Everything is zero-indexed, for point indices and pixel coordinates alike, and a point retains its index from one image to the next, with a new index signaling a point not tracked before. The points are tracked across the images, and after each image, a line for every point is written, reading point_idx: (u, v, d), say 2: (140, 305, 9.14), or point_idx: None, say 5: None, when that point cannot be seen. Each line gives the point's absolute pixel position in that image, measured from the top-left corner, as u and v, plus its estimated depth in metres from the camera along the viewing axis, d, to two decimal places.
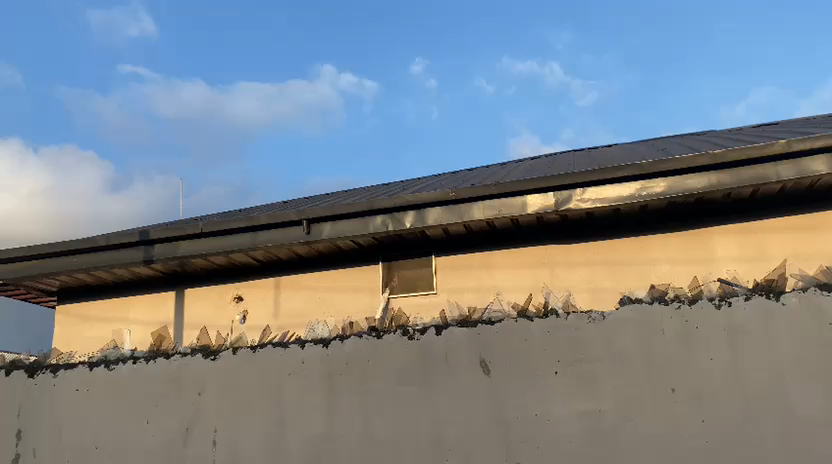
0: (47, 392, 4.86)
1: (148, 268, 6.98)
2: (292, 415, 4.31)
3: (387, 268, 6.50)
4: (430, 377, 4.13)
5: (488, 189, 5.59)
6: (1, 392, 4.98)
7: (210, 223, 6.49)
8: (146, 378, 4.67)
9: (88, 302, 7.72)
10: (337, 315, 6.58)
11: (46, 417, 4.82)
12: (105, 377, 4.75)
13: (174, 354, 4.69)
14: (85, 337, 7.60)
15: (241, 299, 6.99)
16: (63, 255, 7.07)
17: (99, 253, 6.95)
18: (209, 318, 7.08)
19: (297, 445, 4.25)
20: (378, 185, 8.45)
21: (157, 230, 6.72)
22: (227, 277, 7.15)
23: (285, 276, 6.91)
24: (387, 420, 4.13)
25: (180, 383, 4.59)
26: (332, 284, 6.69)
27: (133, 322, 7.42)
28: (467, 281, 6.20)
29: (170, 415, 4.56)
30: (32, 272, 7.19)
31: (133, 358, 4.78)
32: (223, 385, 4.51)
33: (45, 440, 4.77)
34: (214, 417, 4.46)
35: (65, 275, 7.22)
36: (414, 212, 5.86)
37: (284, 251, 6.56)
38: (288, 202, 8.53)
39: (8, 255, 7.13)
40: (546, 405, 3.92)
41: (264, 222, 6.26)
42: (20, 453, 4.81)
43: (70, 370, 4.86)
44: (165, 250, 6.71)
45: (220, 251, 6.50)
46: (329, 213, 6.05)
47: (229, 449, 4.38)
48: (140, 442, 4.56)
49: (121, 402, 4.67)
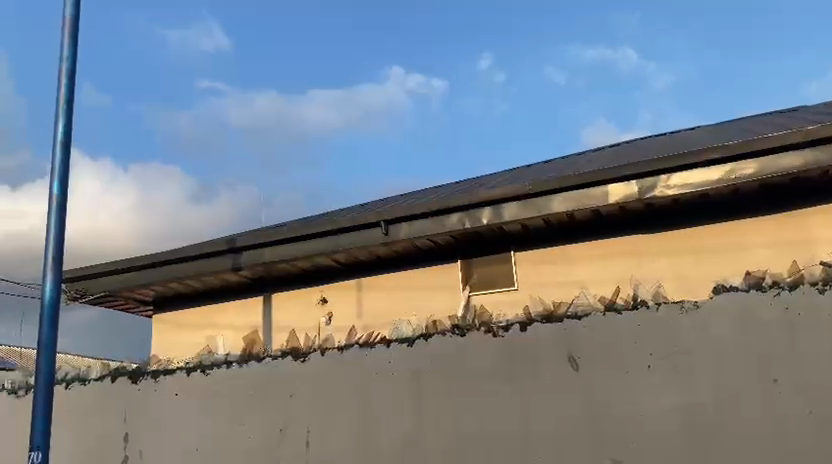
0: (149, 396, 5.08)
1: (235, 274, 7.23)
2: (382, 414, 4.34)
3: (467, 265, 6.49)
4: (517, 374, 4.06)
5: (567, 181, 5.48)
6: (108, 398, 5.25)
7: (292, 229, 6.65)
8: (239, 381, 4.80)
9: (182, 309, 8.06)
10: (419, 313, 6.63)
11: (150, 420, 5.03)
12: (202, 380, 4.92)
13: (265, 357, 4.80)
14: (182, 343, 7.95)
15: (325, 301, 7.15)
16: (157, 266, 7.41)
17: (189, 263, 7.23)
18: (296, 321, 7.27)
19: (388, 444, 4.29)
20: (454, 183, 8.46)
21: (242, 238, 6.94)
22: (310, 280, 7.32)
23: (366, 278, 7.00)
24: (476, 418, 4.11)
25: (271, 385, 4.69)
26: (412, 283, 6.73)
27: (225, 327, 7.71)
28: (550, 275, 6.11)
29: (265, 416, 4.67)
30: (130, 282, 7.57)
31: (227, 362, 4.93)
32: (312, 386, 4.57)
33: (150, 442, 4.99)
34: (305, 417, 4.55)
35: (160, 284, 7.56)
36: (492, 208, 5.80)
37: (364, 253, 6.64)
38: (367, 203, 8.66)
39: (108, 268, 7.53)
40: (639, 400, 3.79)
41: (344, 225, 6.36)
42: (128, 455, 5.06)
43: (169, 375, 5.06)
44: (252, 257, 6.91)
45: (303, 255, 6.65)
46: (407, 213, 6.08)
47: (322, 448, 4.46)
48: (238, 443, 4.71)
49: (218, 405, 4.83)
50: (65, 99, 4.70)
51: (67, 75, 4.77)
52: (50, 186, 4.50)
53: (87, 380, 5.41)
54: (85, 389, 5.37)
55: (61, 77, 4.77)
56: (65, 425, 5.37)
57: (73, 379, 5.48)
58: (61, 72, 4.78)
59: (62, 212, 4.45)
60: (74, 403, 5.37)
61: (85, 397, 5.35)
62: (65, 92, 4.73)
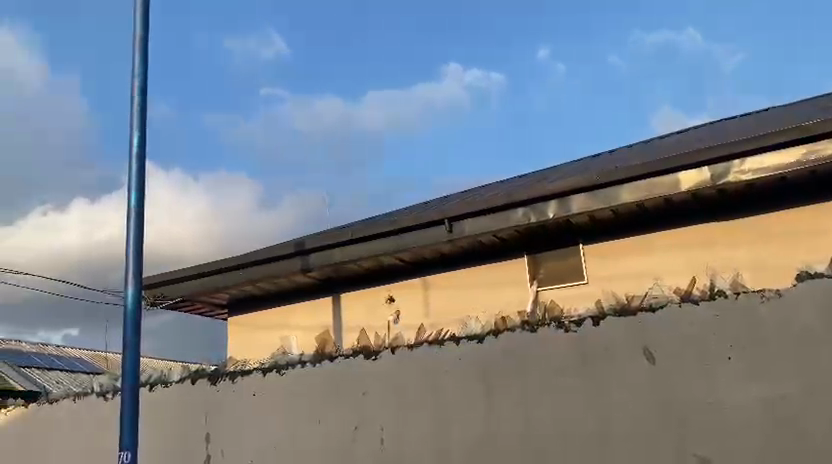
0: (228, 397, 5.20)
1: (304, 276, 7.38)
2: (455, 411, 4.32)
3: (534, 259, 6.41)
4: (591, 369, 3.98)
5: (635, 170, 5.34)
6: (190, 399, 5.42)
7: (358, 229, 6.73)
8: (312, 381, 4.87)
9: (255, 312, 8.28)
10: (488, 310, 6.60)
11: (229, 420, 5.14)
12: (277, 380, 5.01)
13: (337, 356, 4.88)
14: (256, 345, 8.17)
15: (393, 300, 7.20)
16: (229, 270, 7.64)
17: (260, 266, 7.41)
18: (365, 320, 7.36)
19: (462, 441, 4.27)
20: (518, 177, 8.38)
21: (310, 240, 7.07)
22: (377, 280, 7.39)
23: (433, 276, 7.02)
24: (550, 414, 4.04)
25: (344, 383, 4.72)
26: (480, 280, 6.71)
27: (297, 328, 7.87)
28: (620, 267, 5.98)
29: (339, 415, 4.70)
30: (205, 287, 7.83)
31: (301, 362, 5.02)
32: (385, 384, 4.58)
33: (230, 441, 5.09)
34: (378, 415, 4.56)
35: (233, 288, 7.79)
36: (557, 202, 5.72)
37: (430, 251, 6.65)
38: (430, 202, 8.69)
39: (184, 273, 7.82)
40: (720, 393, 3.65)
41: (408, 224, 6.39)
42: (210, 454, 5.18)
43: (246, 376, 5.16)
44: (320, 259, 7.03)
45: (370, 255, 6.72)
46: (470, 210, 6.06)
47: (397, 446, 4.46)
48: (315, 441, 4.74)
49: (293, 404, 4.88)
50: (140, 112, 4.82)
51: (138, 89, 4.91)
52: (129, 197, 4.61)
53: (169, 382, 5.61)
54: (167, 390, 5.57)
55: (133, 92, 4.90)
56: (149, 426, 5.56)
57: (156, 382, 5.69)
58: (133, 86, 4.92)
59: (139, 222, 4.59)
60: (157, 405, 5.56)
61: (168, 399, 5.52)
62: (137, 106, 4.86)
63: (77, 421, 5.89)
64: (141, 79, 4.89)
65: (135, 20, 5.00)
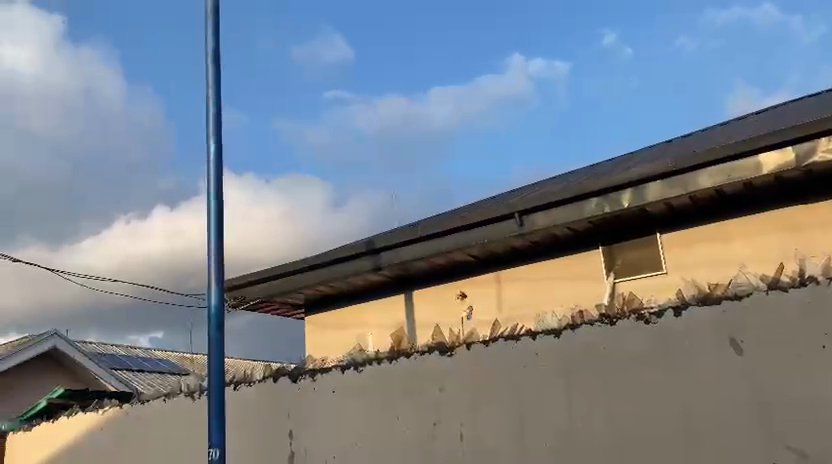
0: (309, 395, 5.27)
1: (377, 274, 7.46)
2: (535, 406, 4.26)
3: (609, 251, 6.28)
4: (674, 361, 3.86)
5: (713, 155, 5.15)
6: (273, 397, 5.54)
7: (428, 226, 6.75)
8: (390, 377, 4.87)
9: (330, 311, 8.44)
10: (564, 303, 6.50)
11: (311, 417, 5.22)
12: (356, 378, 5.02)
13: (413, 352, 4.84)
14: (332, 343, 8.31)
15: (466, 296, 7.20)
16: (304, 271, 7.80)
17: (333, 266, 7.54)
18: (438, 316, 7.39)
19: (543, 436, 4.20)
20: (588, 167, 8.22)
21: (381, 239, 7.14)
22: (449, 276, 7.40)
23: (505, 270, 6.97)
24: (633, 407, 3.93)
25: (422, 380, 4.72)
26: (553, 273, 6.61)
27: (371, 326, 7.97)
28: (701, 255, 5.78)
29: (418, 411, 4.70)
30: (281, 288, 8.03)
31: (378, 359, 5.01)
32: (463, 380, 4.56)
33: (313, 438, 5.17)
34: (458, 411, 4.54)
35: (308, 288, 7.96)
36: (631, 190, 5.58)
37: (501, 245, 6.60)
38: (499, 196, 8.63)
39: (260, 275, 8.04)
40: (815, 384, 3.45)
41: (479, 219, 6.37)
42: (294, 451, 5.27)
43: (326, 374, 5.21)
44: (392, 257, 7.09)
45: (441, 251, 6.73)
46: (541, 203, 5.99)
47: (477, 442, 4.43)
48: (396, 438, 4.74)
49: (373, 401, 4.91)
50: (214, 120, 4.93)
51: (212, 98, 5.03)
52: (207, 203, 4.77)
53: (252, 381, 5.77)
54: (250, 389, 5.73)
55: (207, 100, 5.02)
56: (235, 424, 5.72)
57: (240, 381, 5.86)
58: (207, 96, 5.04)
59: (218, 227, 4.70)
60: (242, 403, 5.73)
61: (252, 397, 5.68)
62: (212, 114, 4.97)
63: (168, 420, 6.15)
64: (214, 88, 5.01)
65: (205, 31, 5.12)
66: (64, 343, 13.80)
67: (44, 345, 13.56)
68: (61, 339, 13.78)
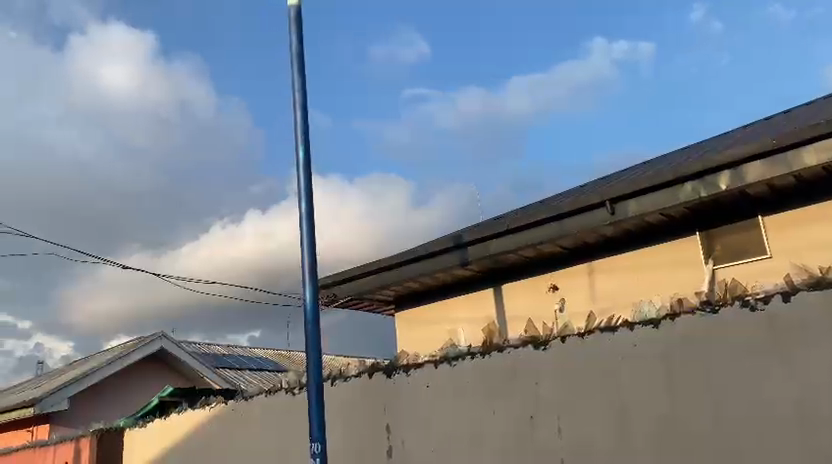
0: (404, 389, 5.33)
1: (465, 269, 7.47)
2: (633, 398, 3.99)
3: (707, 237, 6.05)
4: (786, 350, 3.44)
5: (817, 130, 4.84)
6: (369, 392, 5.65)
7: (515, 219, 6.68)
8: (483, 372, 4.80)
9: (420, 307, 8.52)
10: (661, 292, 6.30)
11: (407, 411, 5.27)
12: (449, 373, 5.03)
13: (506, 347, 4.72)
14: (424, 338, 8.39)
15: (558, 288, 7.10)
16: (393, 268, 7.91)
17: (421, 262, 7.60)
18: (530, 309, 7.33)
19: (643, 430, 3.93)
20: (681, 150, 7.91)
21: (468, 233, 7.13)
22: (539, 269, 7.31)
23: (597, 261, 6.83)
24: (740, 400, 3.57)
25: (518, 372, 4.59)
26: (648, 261, 6.42)
27: (462, 321, 7.98)
28: (808, 238, 5.46)
29: (515, 404, 4.57)
30: (371, 285, 8.16)
31: (470, 354, 4.95)
32: (558, 372, 4.37)
33: (409, 432, 5.22)
34: (554, 403, 4.35)
35: (397, 284, 8.07)
36: (729, 172, 5.33)
37: (591, 235, 6.46)
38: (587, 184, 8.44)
39: (351, 273, 8.21)
40: None
41: (567, 209, 6.25)
42: (392, 445, 5.34)
43: (419, 369, 5.26)
44: (479, 251, 7.09)
45: (529, 243, 6.66)
46: (632, 189, 5.81)
47: (574, 436, 4.22)
48: (492, 431, 4.67)
49: (467, 395, 4.88)
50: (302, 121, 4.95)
51: (299, 104, 5.07)
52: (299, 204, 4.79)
53: (348, 376, 5.90)
54: (347, 385, 5.87)
55: (295, 105, 5.06)
56: (334, 418, 5.88)
57: (336, 377, 6.01)
58: (294, 101, 5.08)
59: (311, 230, 4.70)
60: (340, 398, 5.87)
61: (349, 393, 5.81)
62: (300, 118, 4.99)
63: (270, 416, 6.38)
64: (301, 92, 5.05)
65: (290, 38, 5.18)
66: (171, 344, 14.59)
67: (153, 346, 14.39)
68: (168, 340, 14.57)
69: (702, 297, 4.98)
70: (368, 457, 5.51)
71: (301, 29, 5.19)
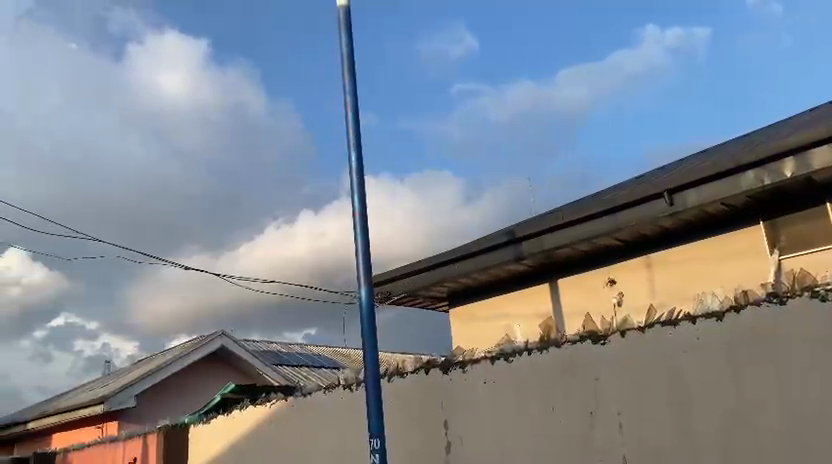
0: (461, 385, 5.33)
1: (520, 264, 7.40)
2: (697, 394, 3.88)
3: (771, 226, 5.84)
4: None
5: None
6: (426, 388, 5.67)
7: (569, 212, 6.59)
8: (541, 368, 4.76)
9: (474, 303, 8.50)
10: (724, 284, 6.12)
11: (464, 407, 5.27)
12: (506, 368, 5.00)
13: (564, 342, 4.66)
14: (480, 334, 8.36)
15: (615, 282, 6.98)
16: (446, 264, 7.89)
17: (475, 258, 7.57)
18: (587, 304, 7.22)
19: (708, 426, 3.82)
20: (741, 137, 7.66)
21: (522, 228, 7.06)
22: (595, 262, 7.20)
23: (655, 253, 6.68)
24: (812, 394, 3.43)
25: (577, 368, 4.53)
26: (710, 253, 6.24)
27: (518, 317, 7.93)
28: None
29: (574, 400, 4.51)
30: (425, 282, 8.18)
31: (527, 349, 4.91)
32: (618, 367, 4.29)
33: (467, 428, 5.21)
34: (614, 399, 4.28)
35: (451, 281, 8.06)
36: (794, 159, 5.13)
37: (648, 227, 6.32)
38: (643, 175, 8.26)
39: (405, 270, 8.23)
40: None
41: (623, 201, 6.13)
42: (450, 441, 5.35)
43: (476, 365, 5.25)
44: (533, 246, 7.01)
45: (585, 237, 6.55)
46: (691, 179, 5.65)
47: (636, 433, 4.14)
48: (551, 428, 4.62)
49: (524, 391, 4.84)
50: (352, 118, 4.90)
51: (350, 104, 5.01)
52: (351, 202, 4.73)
53: (404, 373, 5.94)
54: (403, 381, 5.90)
55: (345, 105, 5.01)
56: (391, 414, 5.93)
57: (392, 373, 6.04)
58: (344, 101, 5.03)
59: (365, 229, 4.68)
60: (398, 395, 5.91)
61: (406, 389, 5.85)
62: (351, 117, 4.95)
63: (329, 412, 6.49)
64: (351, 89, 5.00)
65: (339, 38, 5.16)
66: (231, 342, 14.94)
67: (214, 344, 14.76)
68: (227, 339, 14.92)
69: (767, 289, 4.83)
70: (426, 453, 5.53)
71: (351, 28, 5.17)
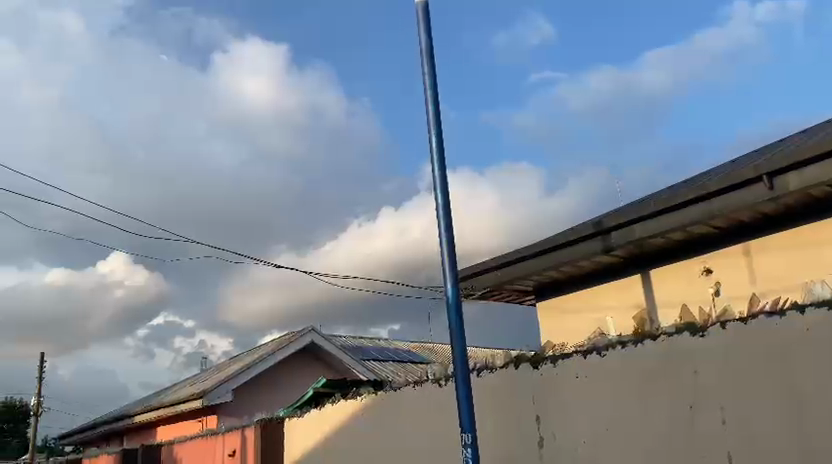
0: (552, 380, 5.25)
1: (609, 255, 7.22)
2: (809, 387, 3.66)
3: None
4: None
5: None
6: (517, 383, 5.62)
7: (660, 200, 6.35)
8: (637, 362, 4.61)
9: (563, 296, 8.36)
10: None
11: (556, 401, 5.19)
12: (599, 363, 4.88)
13: (660, 334, 4.50)
14: (570, 328, 8.21)
15: (712, 271, 6.70)
16: (532, 258, 7.79)
17: (562, 250, 7.44)
18: (682, 294, 6.97)
19: (821, 421, 3.60)
20: None
21: (610, 218, 6.87)
22: (690, 251, 6.93)
23: (755, 240, 6.35)
24: None
25: (674, 361, 4.36)
26: (816, 238, 5.87)
27: (609, 309, 7.74)
28: None
29: (672, 394, 4.35)
30: (512, 276, 8.10)
31: (621, 342, 4.77)
32: (719, 360, 4.11)
33: (560, 423, 5.13)
34: (716, 394, 4.10)
35: (538, 274, 7.95)
36: None
37: (746, 213, 6.02)
38: (738, 158, 7.87)
39: (491, 264, 8.17)
40: None
41: (718, 186, 5.85)
42: (542, 436, 5.28)
43: (568, 360, 5.15)
44: (622, 236, 6.82)
45: (677, 225, 6.31)
46: (793, 161, 5.32)
47: (741, 429, 3.94)
48: (648, 424, 4.48)
49: (620, 386, 4.71)
50: (434, 113, 4.89)
51: (431, 100, 4.95)
52: (435, 196, 4.73)
53: (494, 367, 5.90)
54: (493, 376, 5.87)
55: (425, 103, 4.96)
56: (481, 409, 5.91)
57: (482, 368, 6.02)
58: (425, 98, 4.98)
59: (449, 227, 4.65)
60: (488, 390, 5.89)
61: (496, 384, 5.82)
62: (432, 113, 4.91)
63: (420, 406, 6.55)
64: (432, 83, 4.98)
65: (418, 35, 5.12)
66: (320, 338, 15.33)
67: (304, 339, 15.17)
68: (317, 334, 15.31)
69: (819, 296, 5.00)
70: (518, 449, 5.48)
71: (430, 24, 5.13)
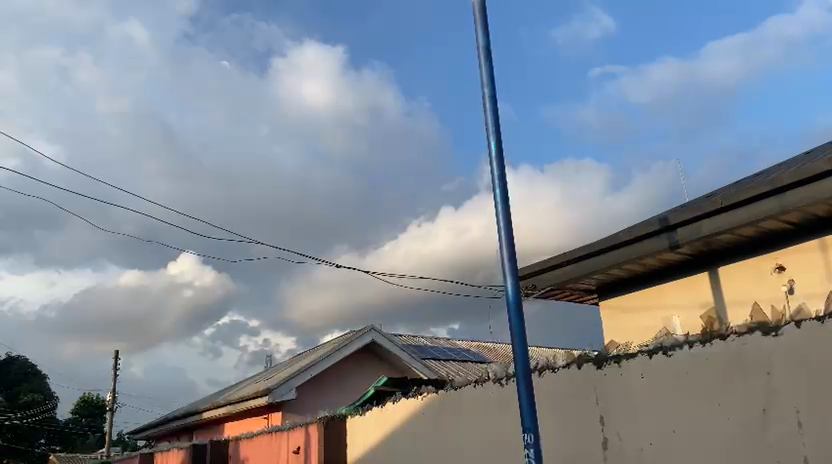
0: (616, 380, 5.14)
1: (674, 252, 7.03)
2: None
3: None
4: None
5: None
6: (581, 383, 5.52)
7: (727, 196, 6.14)
8: (705, 362, 4.47)
9: (628, 295, 8.19)
10: None
11: (621, 402, 5.07)
12: (666, 363, 4.76)
13: (729, 334, 4.35)
14: (635, 327, 8.03)
15: (784, 269, 6.43)
16: (594, 256, 7.66)
17: (625, 248, 7.28)
18: (752, 292, 6.70)
19: None
20: None
21: (674, 214, 6.69)
22: (760, 247, 6.68)
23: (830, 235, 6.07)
24: None
25: (745, 362, 4.21)
26: None
27: (674, 308, 7.54)
28: None
29: (742, 396, 4.20)
30: (574, 275, 7.98)
31: (688, 343, 4.63)
32: (794, 361, 3.93)
33: (625, 424, 5.01)
34: (791, 396, 3.92)
35: (601, 273, 7.80)
36: None
37: (820, 207, 5.75)
38: (813, 150, 7.53)
39: (552, 264, 8.06)
40: None
41: (789, 181, 5.62)
42: (607, 437, 5.17)
43: (632, 360, 5.04)
44: (688, 233, 6.61)
45: (745, 221, 6.09)
46: None
47: (818, 433, 3.75)
48: (718, 426, 4.33)
49: (688, 387, 4.57)
50: (491, 108, 4.85)
51: (488, 97, 4.91)
52: (493, 192, 4.68)
53: (556, 367, 5.82)
54: (555, 376, 5.79)
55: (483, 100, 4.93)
56: (544, 410, 5.82)
57: (543, 367, 5.94)
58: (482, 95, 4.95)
59: (507, 224, 4.60)
60: (550, 390, 5.81)
61: (559, 384, 5.73)
62: (489, 111, 4.88)
63: (481, 406, 6.52)
64: (488, 78, 4.95)
65: (475, 31, 5.10)
66: (381, 337, 15.47)
67: (365, 339, 15.33)
68: (377, 333, 15.47)
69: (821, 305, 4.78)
70: (581, 449, 5.39)
71: (486, 20, 5.10)
